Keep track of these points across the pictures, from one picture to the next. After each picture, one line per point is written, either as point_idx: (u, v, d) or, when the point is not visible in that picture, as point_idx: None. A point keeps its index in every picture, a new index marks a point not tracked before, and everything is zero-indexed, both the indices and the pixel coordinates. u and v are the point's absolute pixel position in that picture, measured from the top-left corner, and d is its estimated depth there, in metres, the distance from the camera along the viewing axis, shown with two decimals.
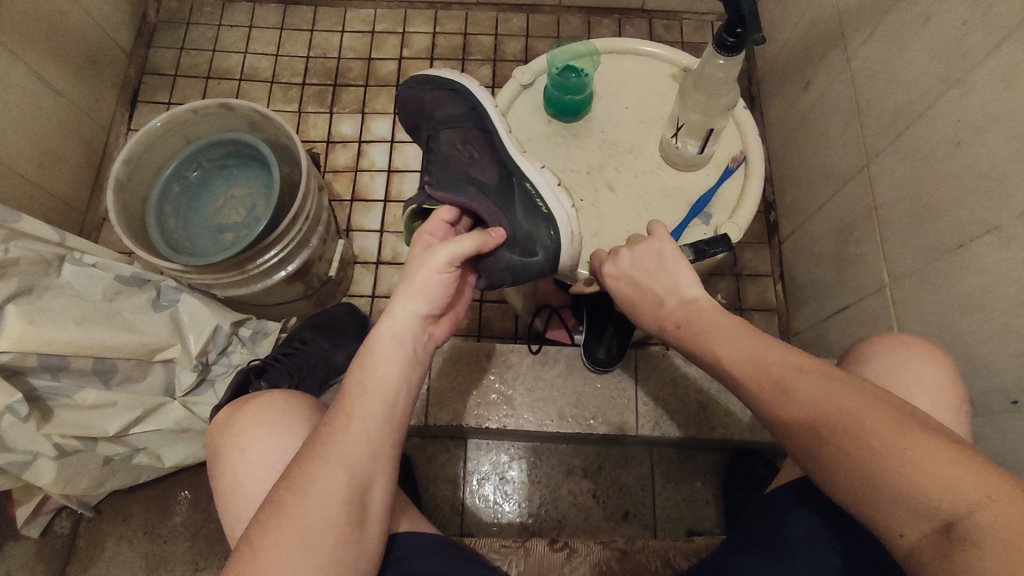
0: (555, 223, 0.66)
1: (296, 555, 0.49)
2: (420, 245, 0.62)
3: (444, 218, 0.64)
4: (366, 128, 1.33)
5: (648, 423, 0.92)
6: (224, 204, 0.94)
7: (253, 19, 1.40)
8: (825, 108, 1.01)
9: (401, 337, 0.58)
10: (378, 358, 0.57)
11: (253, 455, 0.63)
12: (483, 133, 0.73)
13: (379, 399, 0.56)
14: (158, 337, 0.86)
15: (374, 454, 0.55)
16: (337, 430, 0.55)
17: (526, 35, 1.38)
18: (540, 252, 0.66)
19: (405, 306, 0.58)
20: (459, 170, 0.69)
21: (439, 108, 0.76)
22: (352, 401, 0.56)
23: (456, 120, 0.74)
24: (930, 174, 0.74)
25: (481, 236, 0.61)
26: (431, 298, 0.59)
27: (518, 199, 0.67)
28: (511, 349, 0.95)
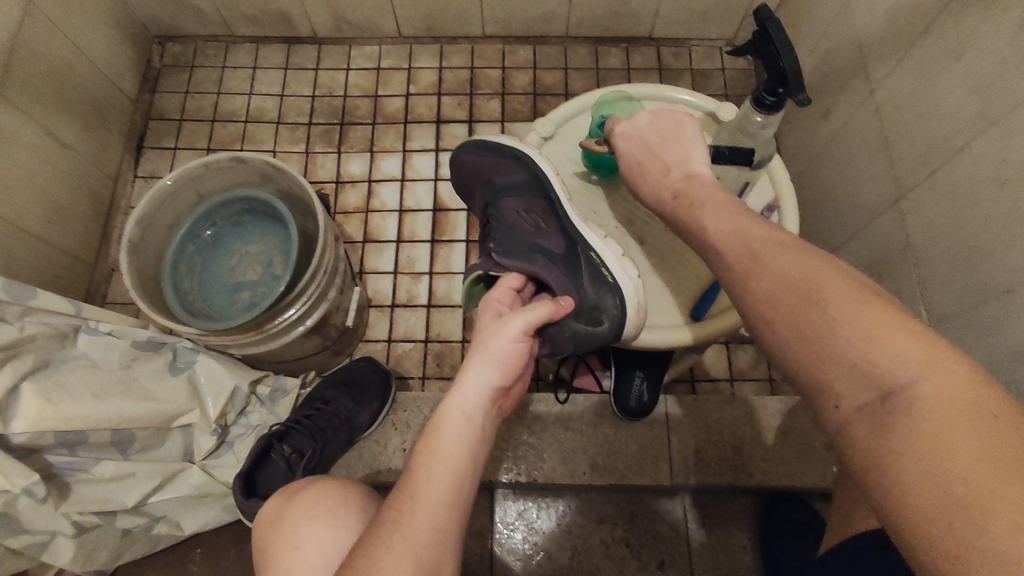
0: (621, 293, 0.65)
1: None
2: (494, 313, 0.62)
3: (513, 286, 0.65)
4: (376, 167, 1.31)
5: (682, 471, 0.89)
6: (241, 261, 0.91)
7: (258, 60, 1.38)
8: (847, 138, 0.99)
9: (473, 409, 0.56)
10: (450, 430, 0.55)
11: (310, 547, 0.59)
12: (543, 198, 0.72)
13: (450, 476, 0.54)
14: (177, 403, 0.83)
15: (442, 542, 0.52)
16: (404, 515, 0.52)
17: (534, 67, 1.37)
18: (608, 319, 0.65)
19: (479, 376, 0.57)
20: (522, 241, 0.68)
21: (497, 174, 0.76)
22: (419, 482, 0.53)
23: (515, 187, 0.74)
24: (971, 214, 0.72)
25: (552, 305, 0.61)
26: (504, 369, 0.58)
27: (583, 268, 0.67)
28: (538, 399, 0.92)
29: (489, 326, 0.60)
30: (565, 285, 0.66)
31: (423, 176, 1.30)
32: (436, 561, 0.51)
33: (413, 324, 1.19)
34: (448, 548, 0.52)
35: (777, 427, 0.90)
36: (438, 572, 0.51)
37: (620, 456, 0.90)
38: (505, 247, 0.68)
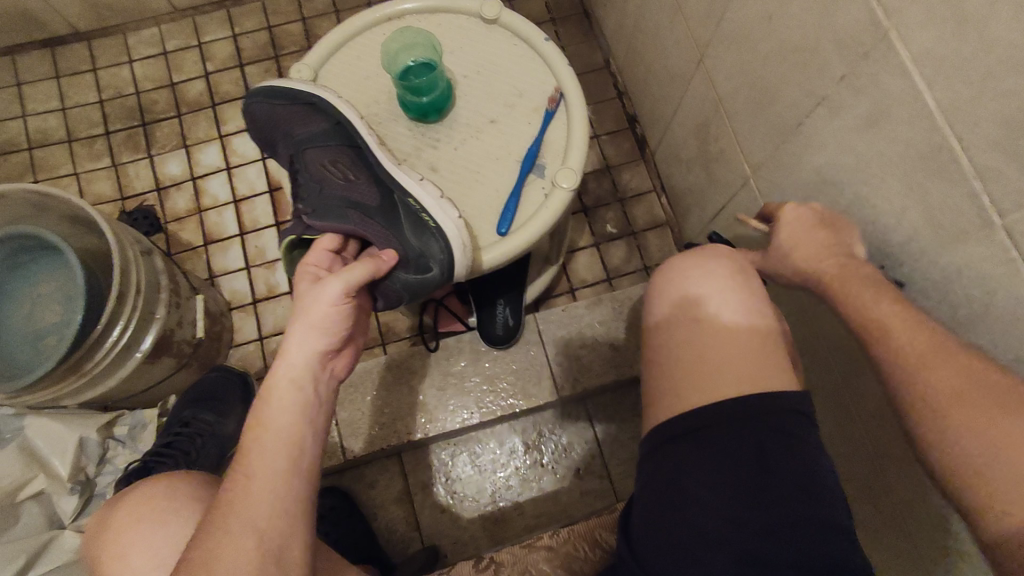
0: (445, 235, 0.57)
1: None
2: (313, 272, 0.54)
3: (330, 248, 0.57)
4: (195, 162, 1.19)
5: (568, 383, 0.90)
6: (34, 307, 0.80)
7: (22, 76, 1.21)
8: (650, 9, 0.97)
9: (300, 381, 0.48)
10: (274, 407, 0.47)
11: (134, 560, 0.50)
12: (352, 148, 0.61)
13: (284, 451, 0.46)
14: (10, 476, 0.75)
15: (290, 517, 0.44)
16: (239, 492, 0.44)
17: (335, 10, 1.26)
18: (436, 264, 0.58)
19: (301, 344, 0.49)
20: (332, 197, 0.58)
21: (297, 125, 0.63)
22: (250, 460, 0.45)
23: (317, 138, 0.62)
24: (756, 56, 0.71)
25: (374, 259, 0.54)
26: (331, 332, 0.50)
27: (402, 217, 0.58)
28: (411, 355, 0.89)
29: (307, 286, 0.52)
30: (389, 238, 0.57)
31: (249, 158, 1.20)
32: (287, 536, 0.43)
33: (281, 316, 1.12)
34: (300, 521, 0.45)
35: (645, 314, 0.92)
36: (288, 549, 0.43)
37: (503, 385, 0.89)
38: (315, 207, 0.58)
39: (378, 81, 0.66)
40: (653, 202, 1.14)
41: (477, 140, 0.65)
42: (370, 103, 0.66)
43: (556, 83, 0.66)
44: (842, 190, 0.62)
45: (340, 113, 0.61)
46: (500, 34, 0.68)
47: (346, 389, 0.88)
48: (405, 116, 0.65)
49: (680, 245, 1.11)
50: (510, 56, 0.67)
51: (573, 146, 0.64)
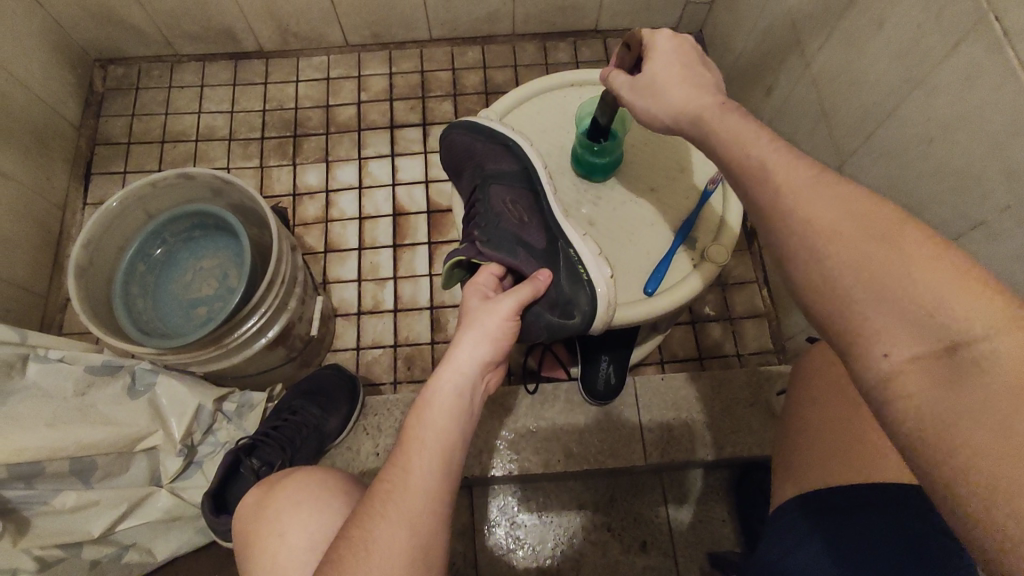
0: (595, 289, 0.61)
1: None
2: (481, 288, 0.60)
3: (495, 274, 0.62)
4: (332, 176, 1.30)
5: (655, 451, 0.90)
6: (194, 278, 0.90)
7: (204, 78, 1.37)
8: (790, 113, 1.02)
9: (462, 387, 0.53)
10: (436, 407, 0.52)
11: (295, 534, 0.58)
12: (532, 192, 0.68)
13: (440, 449, 0.50)
14: (137, 426, 0.82)
15: (439, 516, 0.48)
16: (398, 483, 0.48)
17: (483, 67, 1.38)
18: (582, 312, 0.62)
19: (467, 353, 0.54)
20: (506, 232, 0.64)
21: (487, 160, 0.70)
22: (411, 453, 0.50)
23: (503, 175, 0.69)
24: (907, 173, 0.75)
25: (532, 284, 0.59)
26: (494, 345, 0.55)
27: (561, 264, 0.63)
28: (508, 391, 0.93)
29: (476, 300, 0.59)
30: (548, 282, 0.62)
31: (381, 181, 1.29)
32: (433, 532, 0.48)
33: (380, 331, 1.18)
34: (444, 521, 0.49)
35: (743, 399, 0.92)
36: (431, 546, 0.47)
37: (593, 441, 0.90)
38: (489, 236, 0.63)
39: (553, 137, 0.74)
40: (754, 292, 1.15)
41: (635, 204, 0.71)
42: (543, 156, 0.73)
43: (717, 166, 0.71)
44: None
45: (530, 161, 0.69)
46: None
47: None
48: (574, 170, 0.71)
49: (777, 338, 1.12)
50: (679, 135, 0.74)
51: (726, 226, 0.69)
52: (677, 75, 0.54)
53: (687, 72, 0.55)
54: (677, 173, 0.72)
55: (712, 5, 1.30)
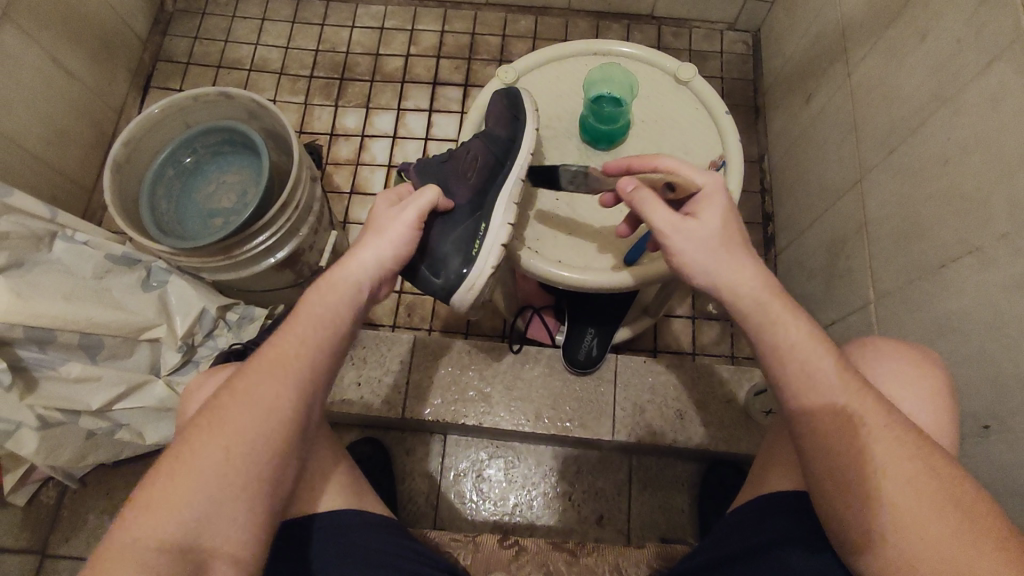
0: (465, 270, 0.63)
1: (222, 460, 0.47)
2: (392, 195, 0.63)
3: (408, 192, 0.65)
4: (370, 123, 1.34)
5: (624, 429, 0.92)
6: (216, 190, 0.96)
7: (267, 12, 1.42)
8: (824, 122, 1.00)
9: (359, 274, 0.55)
10: (333, 285, 0.54)
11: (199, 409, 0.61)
12: (496, 162, 0.67)
13: (329, 325, 0.53)
14: (145, 316, 0.87)
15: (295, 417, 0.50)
16: (260, 378, 0.50)
17: (534, 37, 1.39)
18: (449, 276, 0.64)
19: (372, 246, 0.56)
20: (442, 172, 0.67)
21: (493, 101, 0.71)
22: (301, 322, 0.53)
23: (489, 131, 0.68)
24: (918, 192, 0.73)
25: (430, 197, 0.60)
26: (399, 245, 0.57)
27: (462, 228, 0.65)
28: (493, 347, 0.96)
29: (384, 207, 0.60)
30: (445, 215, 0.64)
31: (414, 134, 1.33)
32: (290, 429, 0.50)
33: None
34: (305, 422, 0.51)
35: (721, 395, 0.93)
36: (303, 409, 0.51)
37: (565, 409, 0.92)
38: (424, 170, 0.68)
39: (567, 102, 0.76)
40: None
41: None
42: (552, 118, 0.76)
43: (721, 152, 0.73)
44: (966, 339, 0.64)
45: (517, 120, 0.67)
46: (686, 97, 0.76)
47: (426, 356, 0.95)
48: (580, 136, 0.74)
49: None
50: (690, 119, 0.75)
51: None
52: (730, 240, 0.55)
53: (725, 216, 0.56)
54: (679, 153, 0.73)
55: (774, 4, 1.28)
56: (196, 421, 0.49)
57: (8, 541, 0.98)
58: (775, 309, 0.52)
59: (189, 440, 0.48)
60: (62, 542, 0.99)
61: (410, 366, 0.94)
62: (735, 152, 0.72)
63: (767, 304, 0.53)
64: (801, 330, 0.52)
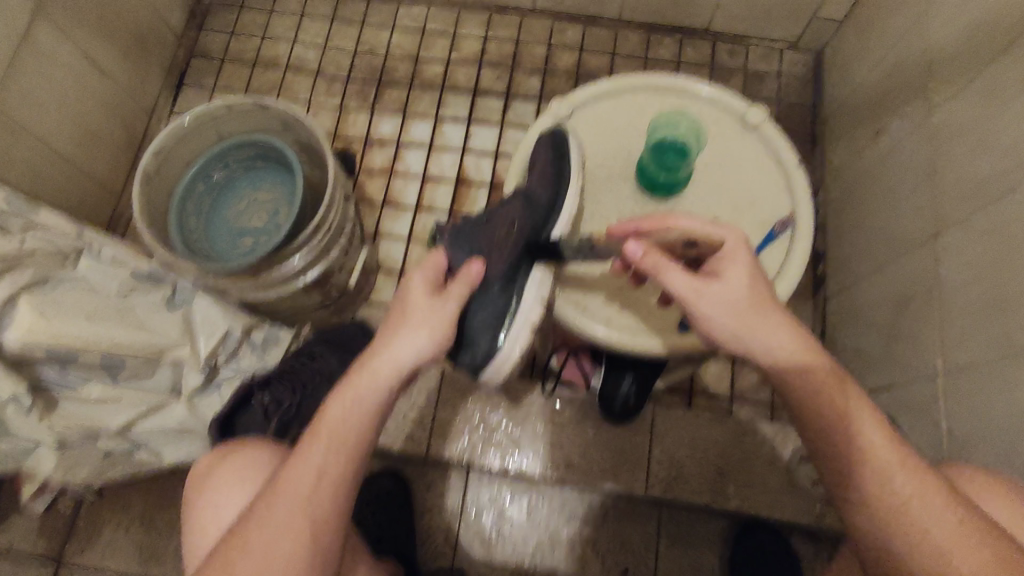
0: (495, 352, 0.56)
1: (276, 545, 0.52)
2: (425, 275, 0.58)
3: (439, 266, 0.59)
4: (405, 131, 1.29)
5: (659, 484, 0.87)
6: (248, 206, 0.92)
7: (305, 9, 1.37)
8: (894, 164, 0.93)
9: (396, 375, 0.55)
10: (364, 384, 0.55)
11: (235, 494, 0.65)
12: (534, 229, 0.58)
13: (355, 425, 0.55)
14: (168, 337, 0.84)
15: (316, 530, 0.53)
16: (277, 501, 0.54)
17: (581, 48, 1.33)
18: (477, 354, 0.58)
19: (408, 346, 0.55)
20: (479, 239, 0.60)
21: (541, 172, 0.61)
22: (334, 426, 0.55)
23: (528, 197, 0.60)
24: (1008, 263, 0.67)
25: (467, 278, 0.56)
26: (438, 343, 0.55)
27: (494, 304, 0.57)
28: (524, 386, 0.91)
29: (421, 292, 0.56)
30: (477, 290, 0.57)
31: (451, 146, 1.28)
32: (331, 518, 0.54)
33: None
34: (324, 531, 0.54)
35: (765, 454, 0.87)
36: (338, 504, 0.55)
37: (598, 458, 0.88)
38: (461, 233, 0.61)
39: (624, 142, 0.71)
40: None
41: None
42: (607, 160, 0.70)
43: (791, 209, 0.67)
44: None
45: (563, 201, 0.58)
46: (753, 143, 0.70)
47: (454, 392, 0.91)
48: (636, 181, 0.69)
49: None
50: (757, 167, 0.69)
51: (785, 273, 0.65)
52: (756, 301, 0.55)
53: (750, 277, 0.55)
54: (744, 207, 0.68)
55: (841, 27, 1.19)
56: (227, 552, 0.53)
57: (24, 549, 0.97)
58: (812, 378, 0.54)
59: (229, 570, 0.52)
60: (77, 554, 0.98)
61: (438, 401, 0.91)
62: (807, 209, 0.66)
63: (802, 364, 0.54)
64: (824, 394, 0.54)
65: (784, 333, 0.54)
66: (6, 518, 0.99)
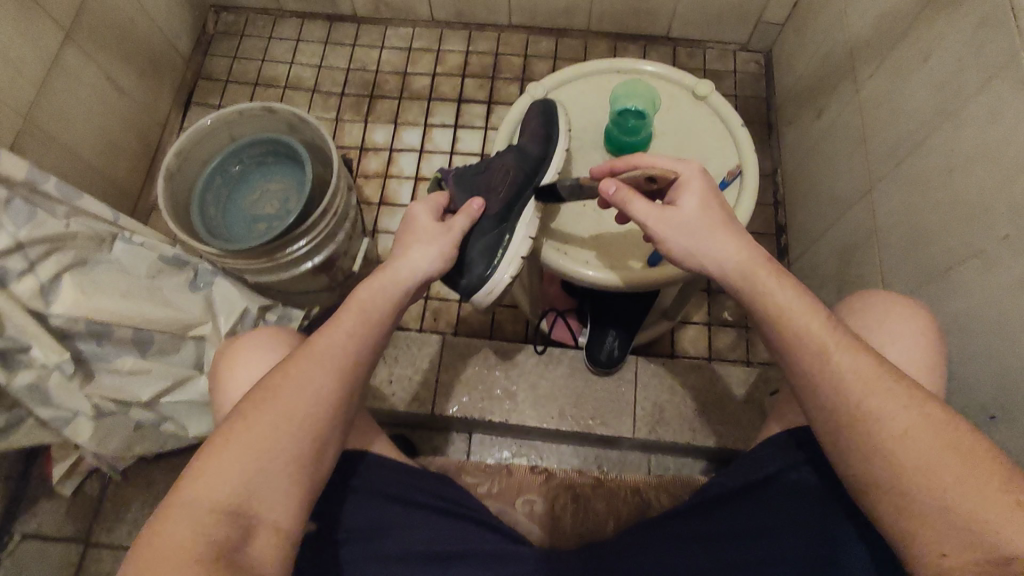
0: (488, 274, 0.68)
1: (292, 411, 0.54)
2: (428, 208, 0.68)
3: (441, 203, 0.70)
4: (397, 137, 1.41)
5: (644, 428, 0.96)
6: (260, 197, 1.02)
7: (301, 33, 1.50)
8: (834, 135, 1.05)
9: (408, 277, 0.62)
10: (382, 280, 0.61)
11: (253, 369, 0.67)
12: (525, 178, 0.70)
13: (377, 313, 0.60)
14: (192, 314, 0.93)
15: (338, 403, 0.56)
16: (309, 362, 0.56)
17: (554, 57, 1.46)
18: (472, 278, 0.69)
19: (420, 256, 0.63)
20: (475, 183, 0.72)
21: (528, 131, 0.73)
22: (360, 307, 0.59)
23: (522, 151, 0.72)
24: (926, 199, 0.78)
25: (466, 210, 0.66)
26: (443, 258, 0.64)
27: (488, 235, 0.69)
28: (518, 348, 1.00)
29: (426, 218, 0.66)
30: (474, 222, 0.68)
31: (440, 148, 1.39)
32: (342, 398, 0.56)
33: None
34: (343, 408, 0.56)
35: (739, 396, 0.96)
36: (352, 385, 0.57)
37: (588, 408, 0.96)
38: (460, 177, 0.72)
39: (592, 116, 0.82)
40: None
41: None
42: (578, 131, 0.81)
43: (738, 161, 0.78)
44: (974, 336, 0.68)
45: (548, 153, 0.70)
46: (703, 110, 0.82)
47: (454, 356, 0.99)
48: (604, 147, 0.79)
49: None
50: (708, 130, 0.80)
51: (736, 214, 0.75)
52: (711, 220, 0.61)
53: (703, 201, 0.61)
54: (698, 162, 0.79)
55: (784, 26, 1.34)
56: (245, 407, 0.54)
57: (54, 531, 1.03)
58: (762, 281, 0.59)
59: (242, 426, 0.53)
60: (105, 532, 1.03)
61: (440, 365, 0.99)
62: (752, 160, 0.77)
63: (748, 271, 0.59)
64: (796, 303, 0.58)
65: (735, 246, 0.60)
66: (36, 503, 1.05)
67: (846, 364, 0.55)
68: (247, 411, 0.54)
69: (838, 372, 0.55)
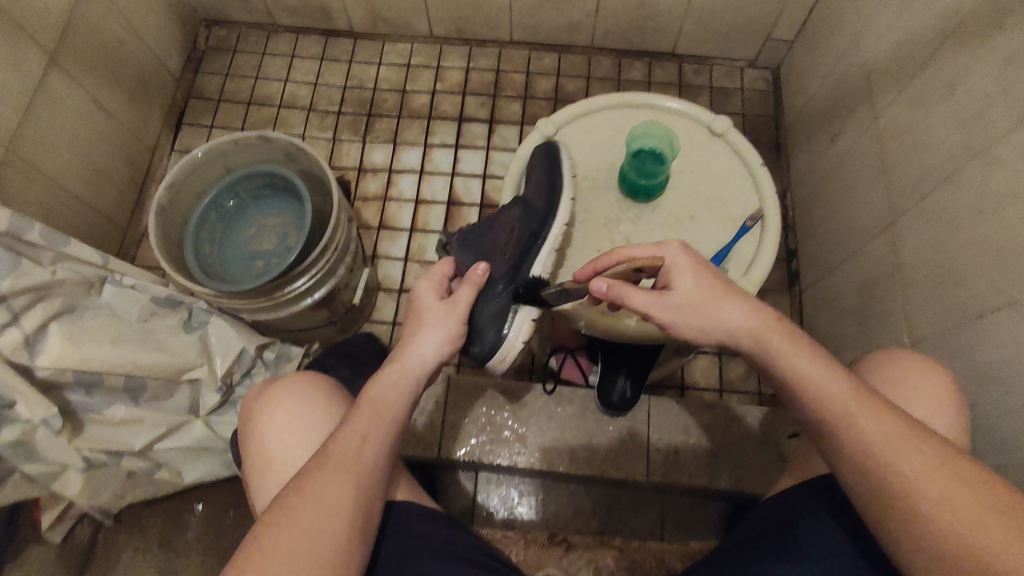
0: (500, 340, 0.65)
1: (314, 529, 0.52)
2: (433, 282, 0.64)
3: (447, 273, 0.67)
4: (397, 158, 1.36)
5: (658, 471, 0.92)
6: (257, 232, 0.98)
7: (296, 49, 1.45)
8: (850, 162, 1.02)
9: (419, 365, 0.60)
10: (396, 374, 0.59)
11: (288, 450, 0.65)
12: (532, 237, 0.68)
13: (390, 409, 0.58)
14: (186, 357, 0.89)
15: (357, 512, 0.54)
16: (327, 473, 0.54)
17: (558, 74, 1.42)
18: (484, 345, 0.66)
19: (429, 343, 0.60)
20: (481, 244, 0.69)
21: (533, 187, 0.71)
22: (374, 405, 0.57)
23: (526, 206, 0.70)
24: (952, 240, 0.75)
25: (471, 279, 0.63)
26: (453, 341, 0.61)
27: (497, 298, 0.66)
28: (526, 387, 0.96)
29: (431, 296, 0.63)
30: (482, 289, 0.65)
31: (441, 170, 1.35)
32: (361, 503, 0.54)
33: None
34: (360, 525, 0.54)
35: (755, 436, 0.93)
36: (371, 489, 0.55)
37: (600, 449, 0.93)
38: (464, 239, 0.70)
39: (607, 153, 0.78)
40: None
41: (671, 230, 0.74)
42: (592, 170, 0.78)
43: (760, 204, 0.74)
44: (1008, 391, 0.65)
45: (553, 210, 0.68)
46: (721, 148, 0.78)
47: (460, 396, 0.96)
48: (619, 188, 0.76)
49: None
50: (727, 170, 0.77)
51: (758, 262, 0.72)
52: (710, 295, 0.55)
53: (693, 267, 0.56)
54: (717, 205, 0.75)
55: (794, 44, 1.30)
56: (262, 526, 0.51)
57: None
58: (773, 347, 0.54)
59: (260, 549, 0.50)
60: None
61: (446, 406, 0.96)
62: (775, 204, 0.74)
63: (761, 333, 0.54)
64: (819, 369, 0.53)
65: (743, 310, 0.55)
66: None
67: (870, 430, 0.50)
68: (263, 535, 0.51)
69: (859, 443, 0.50)
